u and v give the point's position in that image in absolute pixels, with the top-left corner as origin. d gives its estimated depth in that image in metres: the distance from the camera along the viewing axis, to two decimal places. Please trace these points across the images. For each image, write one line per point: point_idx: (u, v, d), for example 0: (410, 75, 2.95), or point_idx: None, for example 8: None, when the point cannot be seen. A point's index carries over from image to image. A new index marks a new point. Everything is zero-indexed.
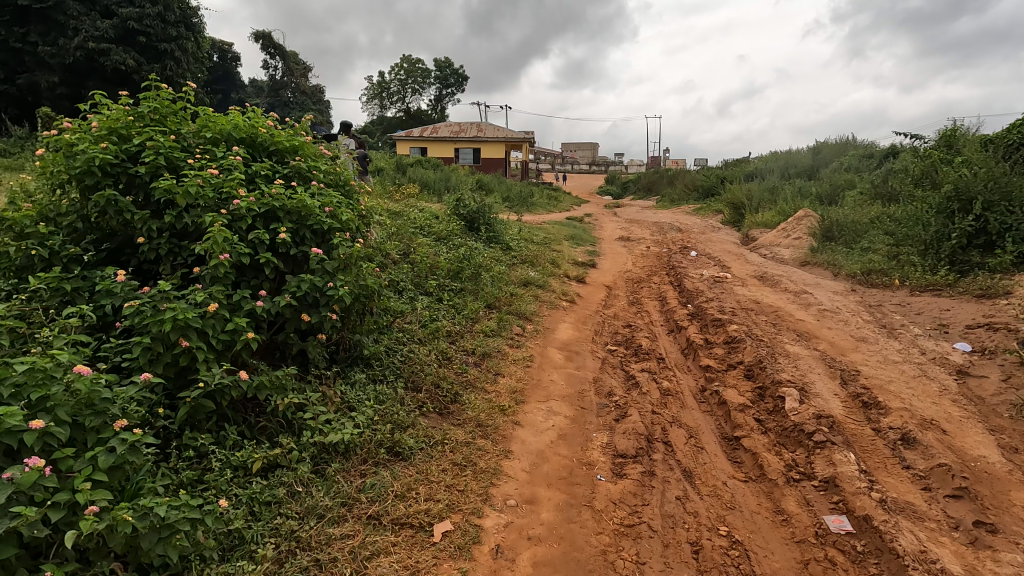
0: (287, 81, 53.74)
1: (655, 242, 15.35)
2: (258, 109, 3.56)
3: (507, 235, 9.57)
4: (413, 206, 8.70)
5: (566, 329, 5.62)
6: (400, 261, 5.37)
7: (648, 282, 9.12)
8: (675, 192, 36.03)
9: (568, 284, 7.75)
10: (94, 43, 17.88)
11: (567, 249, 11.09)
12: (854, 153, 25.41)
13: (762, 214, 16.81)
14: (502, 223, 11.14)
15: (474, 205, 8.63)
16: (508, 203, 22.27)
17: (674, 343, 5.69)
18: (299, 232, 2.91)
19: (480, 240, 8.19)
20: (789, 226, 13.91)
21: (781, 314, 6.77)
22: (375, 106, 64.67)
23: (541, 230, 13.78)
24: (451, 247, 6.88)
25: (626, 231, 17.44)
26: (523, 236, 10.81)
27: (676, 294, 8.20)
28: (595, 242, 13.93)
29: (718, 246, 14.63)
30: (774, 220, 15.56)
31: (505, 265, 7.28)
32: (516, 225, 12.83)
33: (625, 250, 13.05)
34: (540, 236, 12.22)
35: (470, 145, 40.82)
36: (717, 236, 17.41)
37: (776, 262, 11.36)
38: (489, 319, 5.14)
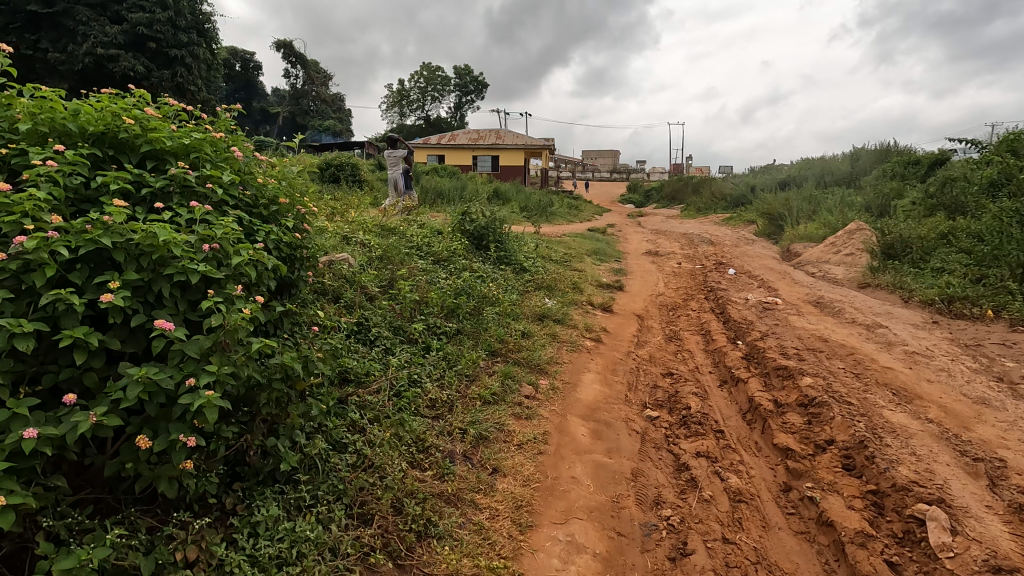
0: (307, 90, 53.90)
1: (686, 256, 14.09)
2: (142, 96, 2.45)
3: (522, 253, 8.41)
4: (415, 221, 7.63)
5: (591, 385, 4.39)
6: (379, 297, 4.20)
7: (685, 309, 7.85)
8: (702, 201, 34.56)
9: (593, 314, 6.55)
10: (103, 49, 19.51)
11: (590, 268, 9.91)
12: (898, 160, 23.69)
13: (803, 227, 15.39)
14: (518, 238, 10.02)
15: (484, 220, 7.51)
16: (527, 213, 21.25)
17: (732, 404, 4.40)
18: (151, 288, 1.73)
19: (489, 262, 7.04)
20: (839, 241, 12.47)
21: (860, 358, 5.42)
22: (395, 115, 64.61)
23: (561, 245, 12.70)
24: (450, 273, 5.74)
25: (654, 244, 16.19)
26: (541, 252, 9.67)
27: (721, 326, 6.94)
28: (620, 258, 12.76)
29: (757, 262, 13.28)
30: (818, 234, 14.14)
31: (516, 293, 6.11)
32: (533, 240, 11.72)
33: (655, 267, 11.82)
34: (560, 252, 11.06)
35: (488, 152, 40.04)
36: (752, 250, 16.04)
37: (828, 284, 9.98)
38: (491, 376, 3.95)
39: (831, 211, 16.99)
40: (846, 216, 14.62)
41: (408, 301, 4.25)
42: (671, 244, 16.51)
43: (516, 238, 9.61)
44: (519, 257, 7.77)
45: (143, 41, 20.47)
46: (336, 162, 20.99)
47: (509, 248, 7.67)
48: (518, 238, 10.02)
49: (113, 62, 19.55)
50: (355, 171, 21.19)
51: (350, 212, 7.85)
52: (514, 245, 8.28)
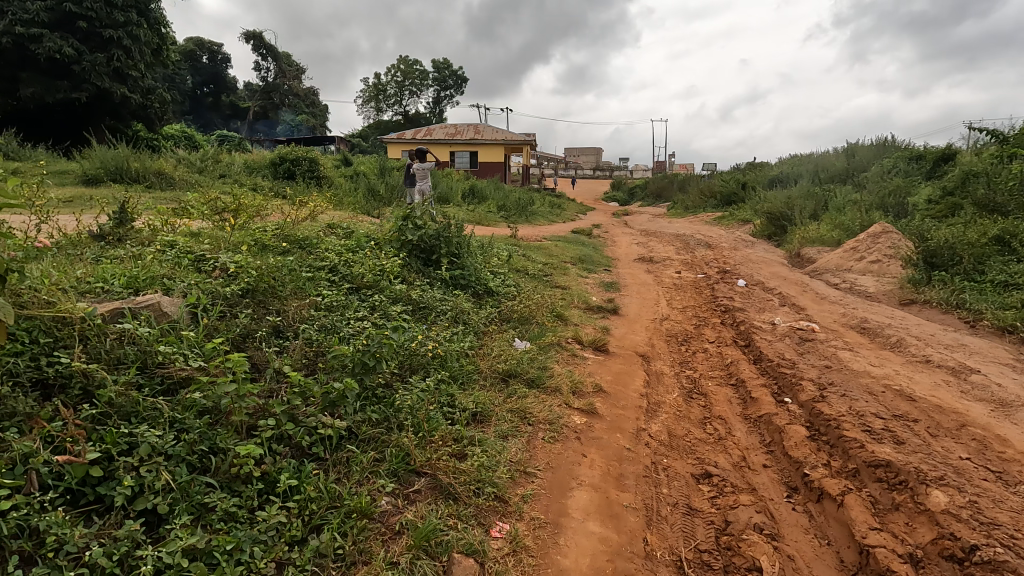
0: (279, 83, 51.44)
1: (684, 262, 12.34)
2: None
3: (490, 268, 6.52)
4: (343, 229, 5.70)
5: (584, 524, 2.53)
6: (194, 379, 2.27)
7: (700, 341, 6.03)
8: (689, 199, 33.12)
9: (581, 360, 4.67)
10: (23, 27, 17.07)
11: (576, 282, 8.06)
12: (899, 156, 22.42)
13: (811, 230, 13.82)
14: (487, 247, 8.13)
15: (436, 227, 5.59)
16: (505, 213, 19.35)
17: (824, 551, 2.59)
18: None
19: (437, 286, 5.10)
20: (861, 245, 10.78)
21: (985, 437, 3.63)
22: (371, 111, 62.47)
23: (543, 251, 10.84)
24: (367, 315, 3.82)
25: (646, 248, 14.41)
26: (515, 263, 7.80)
27: (753, 371, 5.12)
28: (609, 265, 10.97)
29: (765, 269, 11.64)
30: (832, 236, 12.48)
31: (470, 337, 4.22)
32: (509, 247, 9.83)
33: (652, 278, 10.03)
34: (539, 262, 9.16)
35: (467, 148, 38.16)
36: (756, 253, 14.34)
37: (862, 301, 8.32)
38: (394, 546, 2.07)
39: (839, 212, 15.38)
40: (860, 217, 13.01)
41: (252, 386, 2.33)
42: (665, 247, 14.76)
43: (483, 247, 7.72)
44: (483, 276, 5.85)
45: (71, 19, 18.06)
46: (292, 156, 18.81)
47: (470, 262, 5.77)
48: (488, 246, 8.14)
49: (35, 43, 17.12)
50: (314, 167, 19.10)
51: (262, 215, 5.91)
52: (477, 258, 6.38)
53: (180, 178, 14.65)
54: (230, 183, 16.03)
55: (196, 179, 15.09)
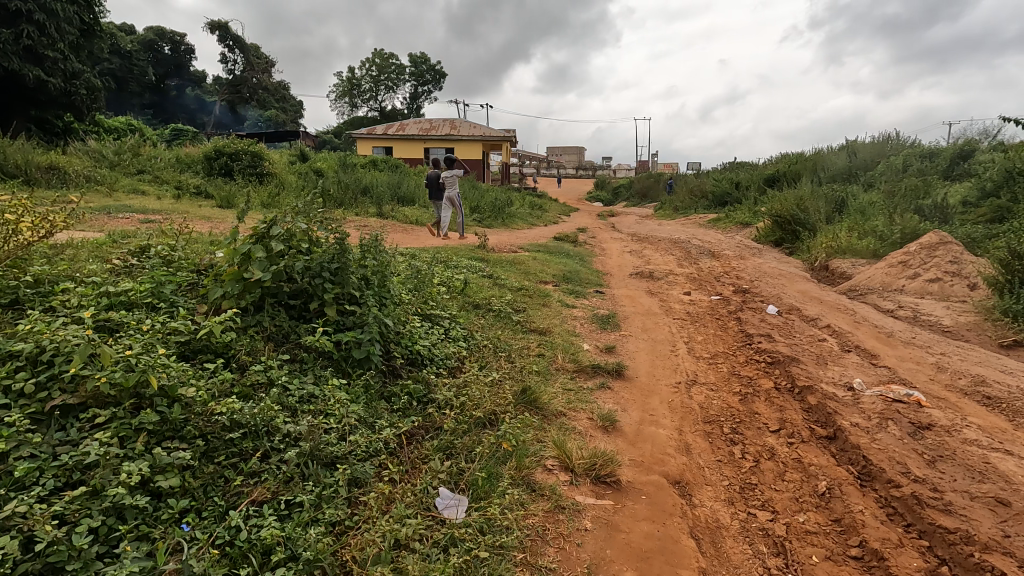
0: (246, 76, 48.39)
1: (691, 278, 10.10)
2: None
3: (426, 311, 4.16)
4: (164, 252, 3.33)
5: None
6: None
7: (757, 434, 3.78)
8: (679, 199, 31.19)
9: (572, 530, 2.37)
10: None
11: (558, 319, 5.73)
12: (908, 153, 20.66)
13: (834, 237, 11.79)
14: (430, 271, 5.76)
15: (322, 255, 3.23)
16: (479, 215, 17.00)
17: None
18: None
19: (306, 374, 2.79)
20: (912, 258, 8.67)
21: None
22: (345, 106, 59.74)
23: (516, 266, 8.47)
24: (28, 528, 1.55)
25: (641, 259, 12.16)
26: (470, 293, 5.46)
27: (875, 514, 2.88)
28: (602, 285, 8.70)
29: (791, 287, 9.52)
30: (866, 244, 10.40)
31: (322, 527, 1.92)
32: (469, 265, 7.45)
33: (656, 303, 7.76)
34: (506, 283, 6.81)
35: (443, 144, 35.81)
36: (769, 265, 12.21)
37: (945, 340, 6.18)
38: None
39: (860, 216, 13.33)
40: (895, 222, 10.96)
41: None
42: (663, 257, 12.59)
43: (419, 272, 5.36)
44: (404, 334, 3.53)
45: None
46: (229, 149, 16.12)
47: (384, 311, 3.44)
48: (431, 272, 5.75)
49: None
50: (257, 162, 16.53)
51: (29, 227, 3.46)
52: (402, 298, 4.02)
53: (81, 175, 12.01)
54: (148, 181, 13.42)
55: (102, 178, 12.44)
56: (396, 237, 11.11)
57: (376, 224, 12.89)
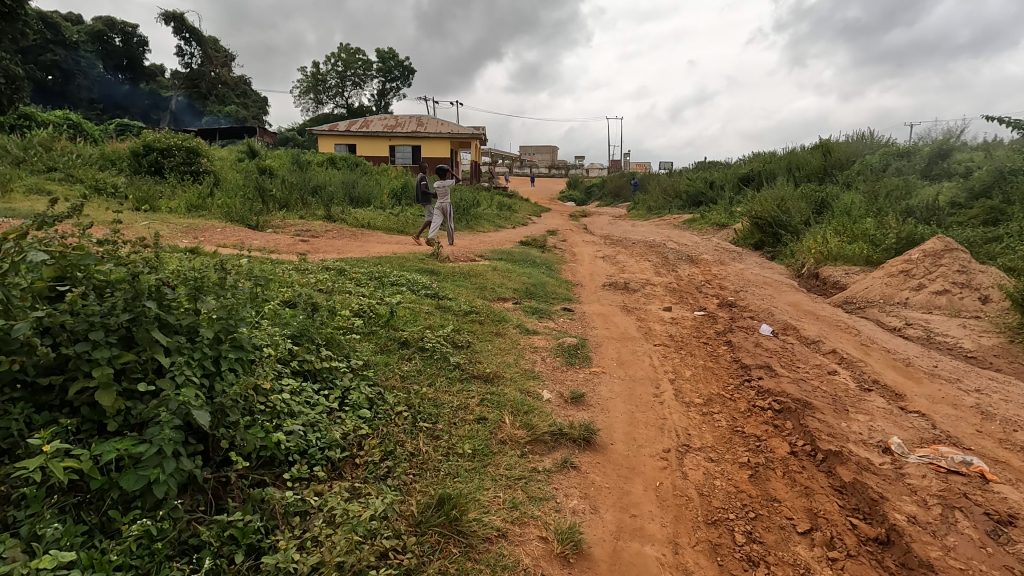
0: (203, 70, 45.95)
1: (671, 290, 9.00)
2: None
3: (312, 367, 2.92)
4: None
5: None
6: None
7: (782, 541, 2.65)
8: (652, 199, 30.46)
9: None
10: None
11: (511, 356, 4.52)
12: (884, 153, 20.20)
13: (821, 241, 10.93)
14: (345, 298, 4.49)
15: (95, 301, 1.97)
16: None
17: None
18: None
19: (15, 534, 1.58)
20: (915, 267, 7.75)
21: None
22: (310, 102, 57.61)
23: (470, 281, 7.22)
24: None
25: (615, 266, 11.04)
26: (396, 327, 4.22)
27: None
28: (570, 302, 7.52)
29: (781, 299, 8.55)
30: (857, 250, 9.52)
31: None
32: (410, 282, 6.18)
33: (633, 323, 6.62)
34: (452, 305, 5.57)
35: (409, 142, 34.39)
36: (752, 272, 11.23)
37: (974, 370, 5.22)
38: None
39: (844, 219, 12.51)
40: (887, 225, 10.13)
41: None
42: (639, 263, 11.56)
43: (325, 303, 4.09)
44: (253, 420, 2.30)
45: None
46: (160, 144, 14.49)
47: (216, 389, 2.21)
48: (347, 299, 4.48)
49: None
50: (193, 159, 14.90)
51: None
52: (273, 352, 2.78)
53: None
54: (58, 181, 11.74)
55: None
56: (338, 243, 9.73)
57: (321, 229, 11.47)
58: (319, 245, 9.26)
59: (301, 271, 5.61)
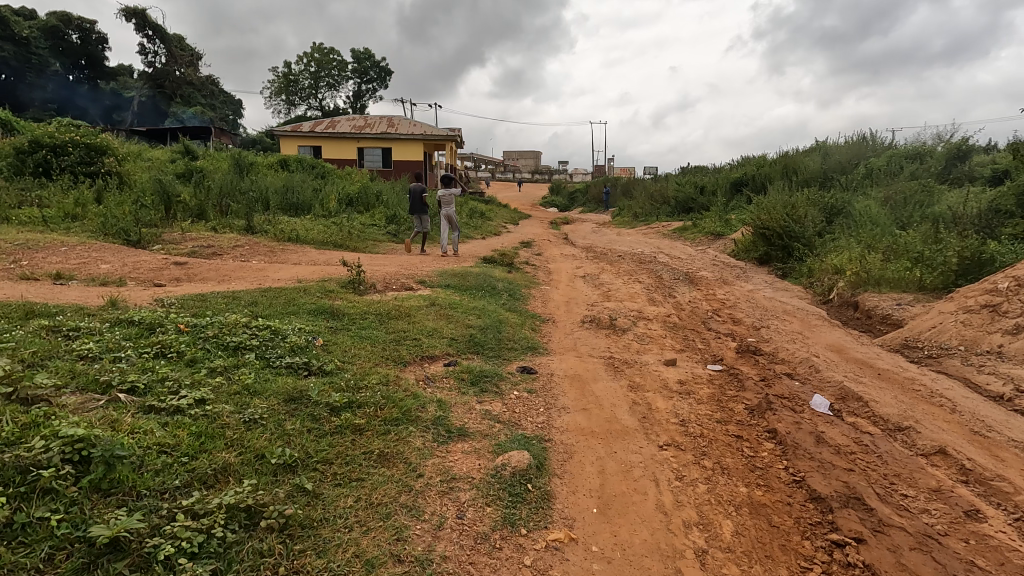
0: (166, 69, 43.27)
1: (671, 327, 6.82)
2: None
3: None
4: None
5: None
6: None
7: None
8: (639, 204, 28.54)
9: None
10: None
11: (386, 532, 2.26)
12: (893, 155, 18.41)
13: (850, 259, 8.85)
14: (40, 419, 2.19)
15: None
16: (395, 228, 13.53)
17: None
18: None
19: None
20: (1007, 302, 5.65)
21: None
22: (281, 104, 55.05)
23: (385, 329, 4.93)
24: None
25: (599, 290, 8.87)
26: (115, 497, 1.94)
27: None
28: (532, 356, 5.26)
29: (817, 341, 6.43)
30: (906, 272, 7.47)
31: None
32: (269, 343, 3.86)
33: (623, 396, 4.37)
34: (320, 388, 3.28)
35: (379, 143, 32.09)
36: (765, 299, 9.09)
37: None
38: None
39: (870, 230, 10.47)
40: (937, 240, 8.10)
41: None
42: (627, 284, 9.42)
43: None
44: None
45: None
46: (54, 140, 12.06)
47: None
48: (42, 421, 2.19)
49: None
50: (93, 157, 12.52)
51: None
52: None
53: None
54: None
55: None
56: (232, 266, 7.37)
57: (230, 245, 9.13)
58: (207, 268, 6.97)
59: (57, 336, 3.27)
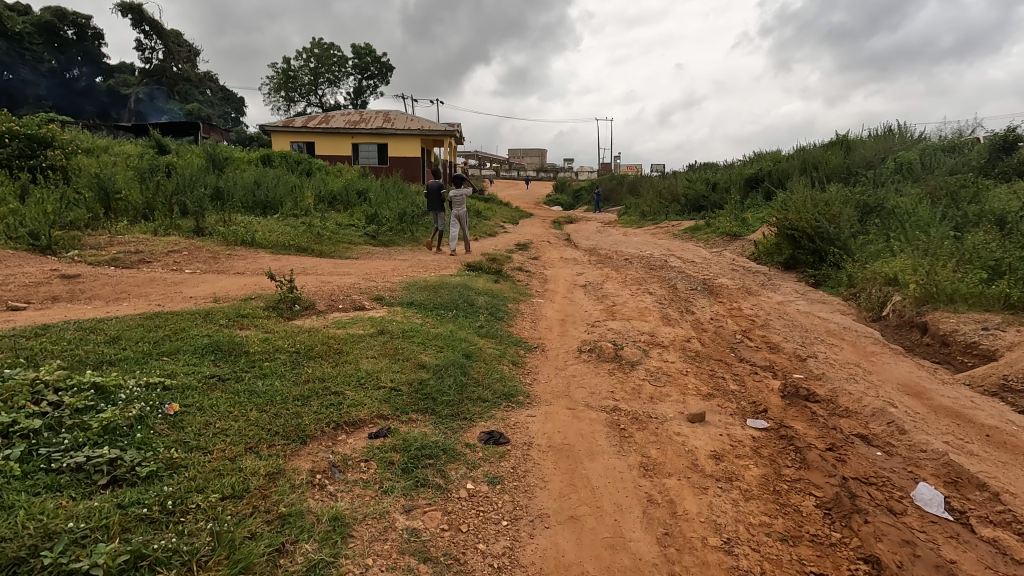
0: (161, 65, 42.06)
1: (692, 357, 5.34)
2: None
3: None
4: None
5: None
6: None
7: None
8: (646, 202, 27.02)
9: None
10: None
11: None
12: (926, 147, 16.83)
13: (906, 267, 7.33)
14: None
15: None
16: (375, 230, 12.09)
17: None
18: None
19: None
20: None
21: None
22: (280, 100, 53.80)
23: (293, 377, 3.48)
24: None
25: (602, 304, 7.38)
26: None
27: None
28: (505, 411, 3.79)
29: (884, 379, 4.93)
30: (986, 288, 5.97)
31: None
32: (67, 422, 2.43)
33: (633, 490, 2.92)
34: (92, 530, 1.86)
35: (375, 139, 30.71)
36: (801, 314, 7.59)
37: None
38: None
39: (920, 232, 8.91)
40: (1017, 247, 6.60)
41: None
42: (636, 296, 7.93)
43: None
44: None
45: None
46: None
47: None
48: None
49: None
50: (35, 148, 11.18)
51: None
52: None
53: None
54: None
55: None
56: (144, 276, 5.94)
57: (165, 250, 7.73)
58: (109, 280, 5.54)
59: None
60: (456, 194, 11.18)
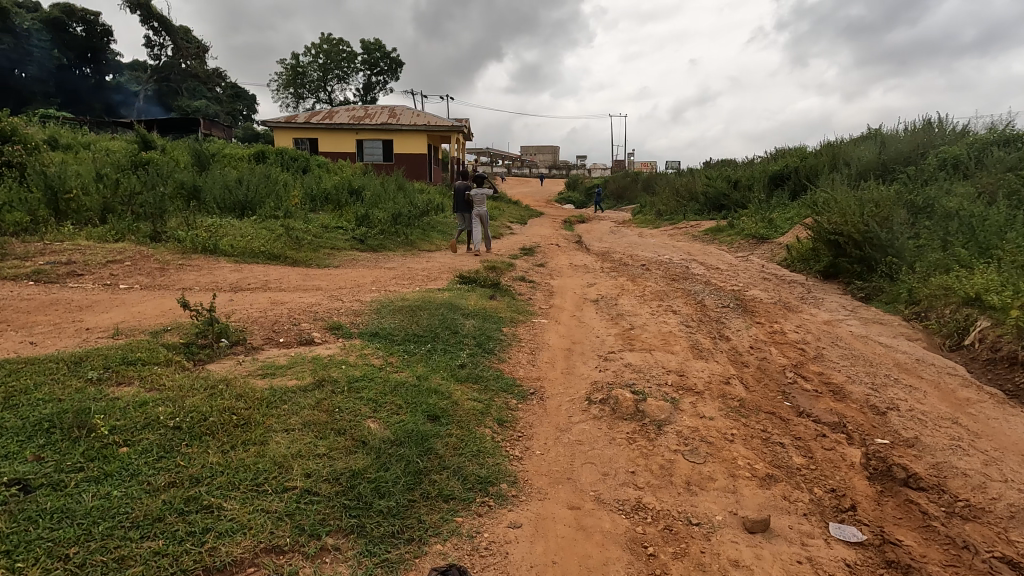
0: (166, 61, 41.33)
1: (737, 411, 4.06)
2: None
3: None
4: None
5: None
6: None
7: None
8: (663, 201, 25.59)
9: None
10: None
11: None
12: (974, 141, 15.24)
13: (992, 285, 5.97)
14: None
15: None
16: (363, 233, 10.90)
17: None
18: None
19: None
20: None
21: None
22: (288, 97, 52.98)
23: (148, 479, 2.28)
24: None
25: (617, 328, 6.10)
26: None
27: None
28: (475, 518, 2.57)
29: (1003, 450, 3.63)
30: None
31: None
32: None
33: None
34: None
35: (379, 135, 29.59)
36: (858, 340, 6.26)
37: None
38: None
39: (996, 240, 7.52)
40: None
41: None
42: (657, 316, 6.64)
43: None
44: None
45: None
46: None
47: None
48: None
49: None
50: None
51: None
52: None
53: None
54: None
55: None
56: (48, 297, 4.81)
57: (103, 260, 6.60)
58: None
59: None
60: (478, 192, 10.81)
